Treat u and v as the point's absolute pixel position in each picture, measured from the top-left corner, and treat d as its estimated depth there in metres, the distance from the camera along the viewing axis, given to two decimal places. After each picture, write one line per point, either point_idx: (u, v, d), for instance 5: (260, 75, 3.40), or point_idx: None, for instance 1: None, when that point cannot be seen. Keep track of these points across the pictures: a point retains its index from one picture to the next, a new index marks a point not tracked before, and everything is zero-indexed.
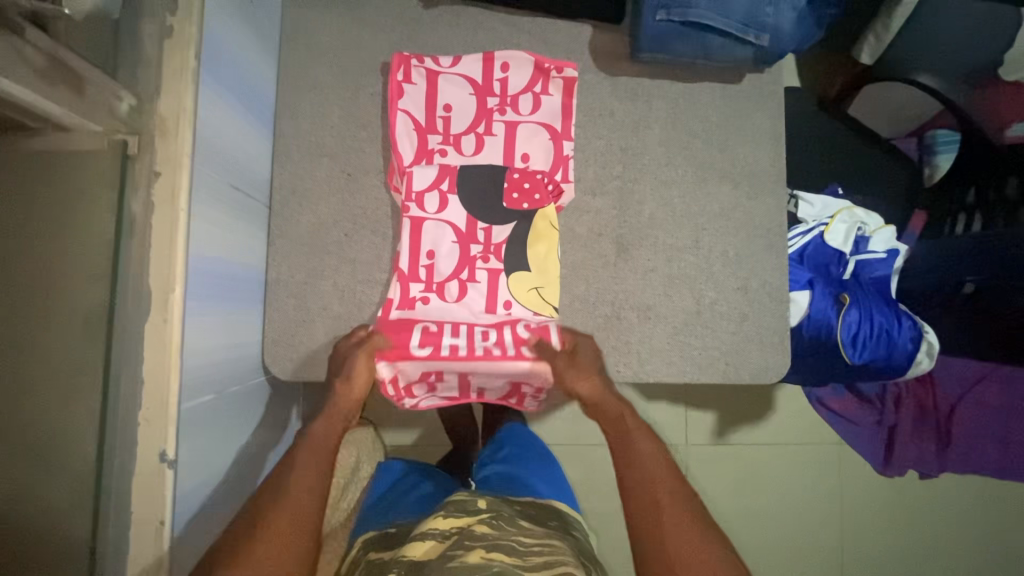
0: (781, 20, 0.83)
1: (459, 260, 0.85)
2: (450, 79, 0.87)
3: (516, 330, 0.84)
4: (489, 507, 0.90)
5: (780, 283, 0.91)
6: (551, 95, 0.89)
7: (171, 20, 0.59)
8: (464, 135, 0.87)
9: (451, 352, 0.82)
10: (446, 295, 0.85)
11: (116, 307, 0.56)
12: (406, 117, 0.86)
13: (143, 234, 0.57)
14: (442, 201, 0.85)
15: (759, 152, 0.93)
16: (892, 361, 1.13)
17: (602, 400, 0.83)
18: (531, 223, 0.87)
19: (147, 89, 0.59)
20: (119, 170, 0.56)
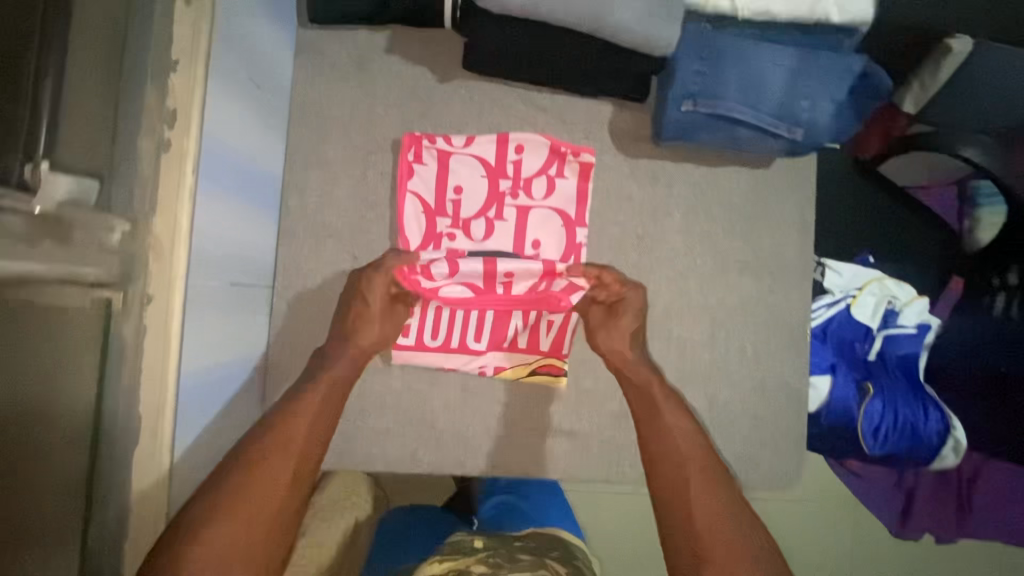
0: (817, 115, 0.77)
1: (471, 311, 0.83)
2: (462, 160, 0.84)
3: (541, 314, 0.84)
4: (485, 546, 0.84)
5: (799, 383, 0.87)
6: (566, 179, 0.86)
7: (169, 134, 0.57)
8: (476, 214, 0.84)
9: (461, 345, 0.84)
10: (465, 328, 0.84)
11: (100, 444, 0.54)
12: (415, 198, 0.84)
13: (133, 362, 0.55)
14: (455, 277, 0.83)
15: (785, 243, 0.88)
16: (916, 455, 1.07)
17: (631, 368, 0.80)
18: (552, 280, 0.82)
19: (140, 210, 0.56)
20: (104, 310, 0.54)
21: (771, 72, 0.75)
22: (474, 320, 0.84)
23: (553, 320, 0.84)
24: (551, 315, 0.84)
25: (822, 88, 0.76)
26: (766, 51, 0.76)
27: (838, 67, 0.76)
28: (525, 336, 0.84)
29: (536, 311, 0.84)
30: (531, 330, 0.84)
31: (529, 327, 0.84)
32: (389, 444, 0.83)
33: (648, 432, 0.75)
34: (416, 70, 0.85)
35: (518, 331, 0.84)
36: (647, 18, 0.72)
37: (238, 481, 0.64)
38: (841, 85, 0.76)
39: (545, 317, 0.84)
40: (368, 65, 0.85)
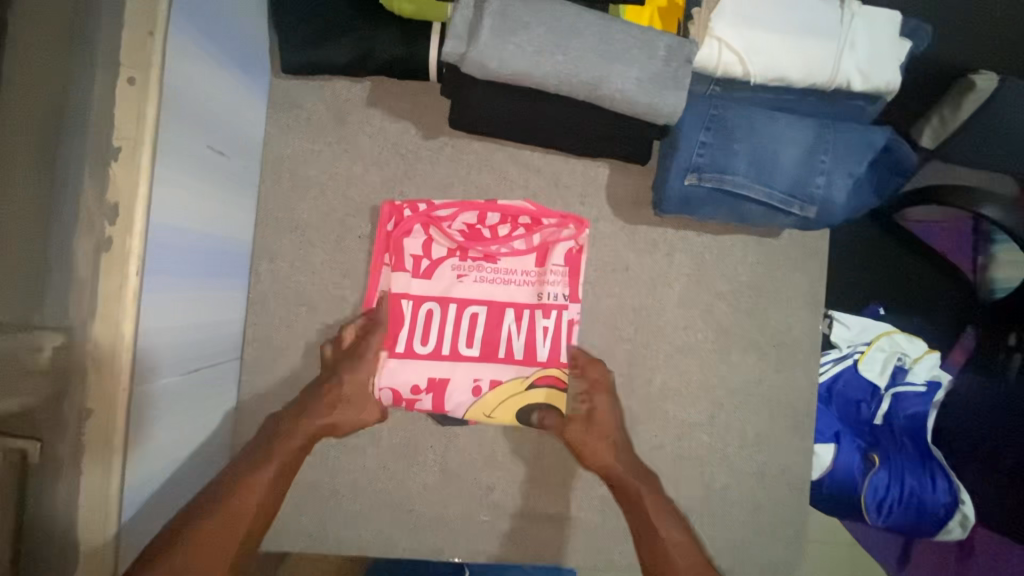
0: (833, 192, 0.70)
1: (462, 305, 0.80)
2: (446, 225, 0.80)
3: (536, 317, 0.80)
4: None
5: (802, 470, 0.82)
6: (554, 252, 0.80)
7: (110, 230, 0.51)
8: (471, 242, 0.80)
9: (453, 353, 0.79)
10: (456, 330, 0.79)
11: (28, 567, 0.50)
12: (397, 268, 0.79)
13: (72, 484, 0.51)
14: (446, 277, 0.80)
15: (793, 321, 0.82)
16: (921, 527, 1.02)
17: (616, 468, 0.71)
18: (541, 248, 0.81)
19: (77, 318, 0.50)
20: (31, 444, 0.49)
21: (785, 147, 0.69)
22: (465, 324, 0.79)
23: (547, 324, 0.80)
24: (544, 318, 0.80)
25: (839, 164, 0.70)
26: (779, 124, 0.70)
27: (858, 140, 0.70)
28: (520, 343, 0.79)
29: (528, 309, 0.80)
30: (526, 335, 0.80)
31: (525, 331, 0.80)
32: (363, 527, 0.78)
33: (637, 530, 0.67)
34: (399, 125, 0.79)
35: (513, 337, 0.80)
36: (647, 86, 0.65)
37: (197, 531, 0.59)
38: (859, 159, 0.70)
39: (538, 321, 0.80)
40: (346, 119, 0.79)
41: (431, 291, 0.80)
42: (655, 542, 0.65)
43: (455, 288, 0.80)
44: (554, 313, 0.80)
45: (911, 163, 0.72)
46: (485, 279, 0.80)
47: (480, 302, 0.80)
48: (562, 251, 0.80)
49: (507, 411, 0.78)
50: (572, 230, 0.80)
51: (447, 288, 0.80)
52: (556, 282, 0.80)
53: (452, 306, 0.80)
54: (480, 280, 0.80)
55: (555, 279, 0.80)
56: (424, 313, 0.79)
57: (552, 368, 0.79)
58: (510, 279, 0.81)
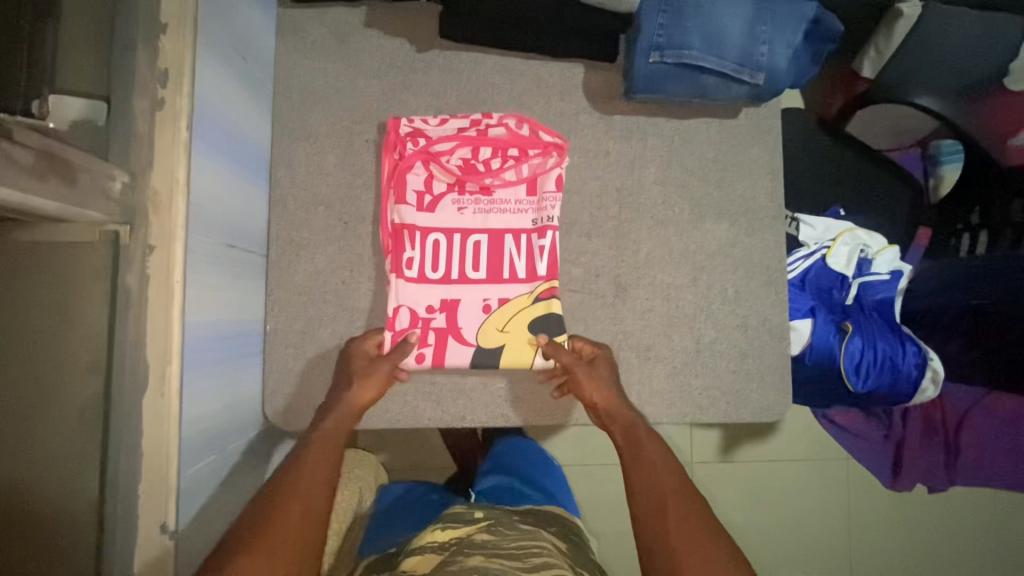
0: (775, 59, 0.82)
1: (464, 234, 0.88)
2: (440, 160, 0.88)
3: (531, 240, 0.88)
4: (487, 515, 0.83)
5: (778, 320, 0.91)
6: (542, 178, 0.89)
7: (162, 91, 0.60)
8: (467, 178, 0.88)
9: (461, 277, 0.87)
10: (462, 262, 0.87)
11: (113, 368, 0.55)
12: (401, 200, 0.87)
13: (140, 308, 0.57)
14: (448, 210, 0.88)
15: (757, 189, 0.92)
16: (897, 389, 1.11)
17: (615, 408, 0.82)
18: (530, 181, 0.89)
19: (138, 164, 0.58)
20: (113, 253, 0.56)
21: (731, 22, 0.80)
22: (469, 253, 0.87)
23: (543, 245, 0.88)
24: (540, 239, 0.88)
25: (779, 33, 0.80)
26: (725, 4, 0.80)
27: (793, 14, 0.81)
28: (521, 264, 0.88)
29: (524, 236, 0.88)
30: (522, 258, 0.88)
31: (524, 254, 0.88)
32: (391, 400, 0.85)
33: (632, 473, 0.74)
34: (394, 41, 0.89)
35: (515, 259, 0.88)
36: None
37: (255, 524, 0.61)
38: (796, 29, 0.81)
39: (535, 243, 0.88)
40: (347, 39, 0.89)
41: (434, 226, 0.87)
42: (651, 477, 0.72)
43: (454, 221, 0.88)
44: (549, 234, 0.88)
45: (839, 31, 0.83)
46: (482, 213, 0.88)
47: (476, 231, 0.88)
48: (551, 177, 0.89)
49: (518, 332, 0.86)
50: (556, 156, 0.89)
51: (450, 218, 0.88)
52: (545, 209, 0.88)
53: (453, 234, 0.88)
54: (478, 214, 0.88)
55: (543, 206, 0.89)
56: (428, 242, 0.87)
57: (542, 284, 0.87)
58: (505, 209, 0.89)
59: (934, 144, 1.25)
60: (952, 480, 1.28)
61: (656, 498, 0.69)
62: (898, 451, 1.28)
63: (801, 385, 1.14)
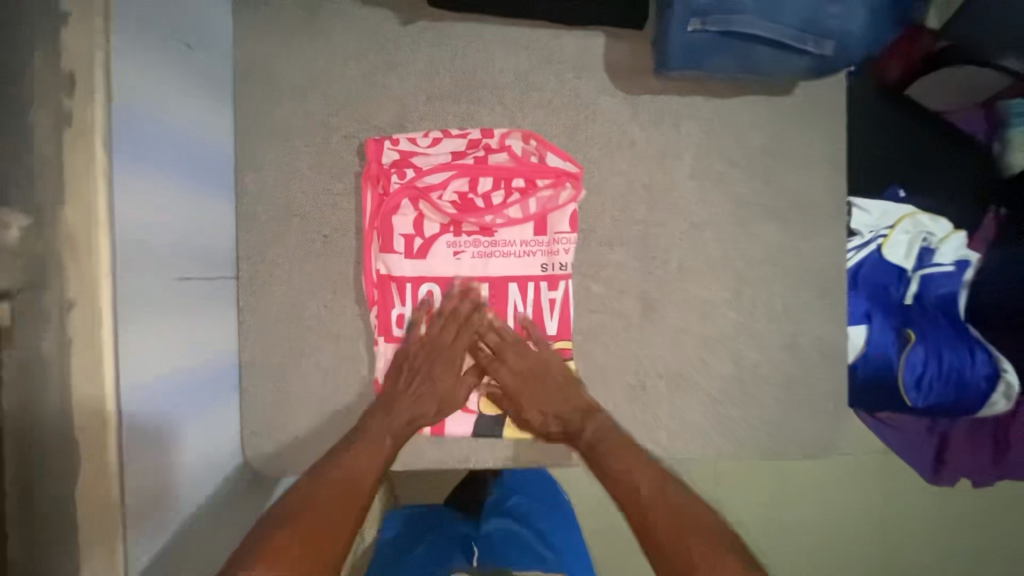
0: (850, 22, 0.65)
1: (461, 283, 0.75)
2: (431, 195, 0.75)
3: (540, 289, 0.76)
4: None
5: (835, 338, 0.78)
6: (552, 210, 0.75)
7: (69, 103, 0.47)
8: (464, 216, 0.75)
9: (459, 333, 0.76)
10: (459, 317, 0.76)
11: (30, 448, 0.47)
12: (387, 247, 0.74)
13: (64, 377, 0.47)
14: (442, 255, 0.75)
15: (814, 183, 0.77)
16: (964, 406, 0.96)
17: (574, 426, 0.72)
18: (540, 217, 0.75)
19: (44, 199, 0.46)
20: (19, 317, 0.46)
21: None
22: (467, 304, 0.76)
23: (554, 297, 0.76)
24: (550, 290, 0.76)
25: None
26: None
27: None
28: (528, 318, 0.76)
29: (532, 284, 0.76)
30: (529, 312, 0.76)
31: (531, 306, 0.76)
32: None
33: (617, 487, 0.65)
34: (374, 12, 0.74)
35: (520, 312, 0.76)
36: None
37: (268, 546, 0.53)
38: None
39: (544, 293, 0.76)
40: (318, 11, 0.73)
41: (425, 276, 0.75)
42: (639, 496, 0.63)
43: (449, 268, 0.75)
44: (561, 285, 0.76)
45: None
46: (483, 257, 0.76)
47: (475, 279, 0.76)
48: (564, 211, 0.75)
49: None
50: (569, 179, 0.75)
51: (446, 265, 0.75)
52: (557, 253, 0.76)
53: (448, 282, 0.76)
54: (478, 259, 0.76)
55: (555, 248, 0.76)
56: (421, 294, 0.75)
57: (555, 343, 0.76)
58: (509, 251, 0.76)
59: (1002, 106, 0.96)
60: None
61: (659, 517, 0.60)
62: None
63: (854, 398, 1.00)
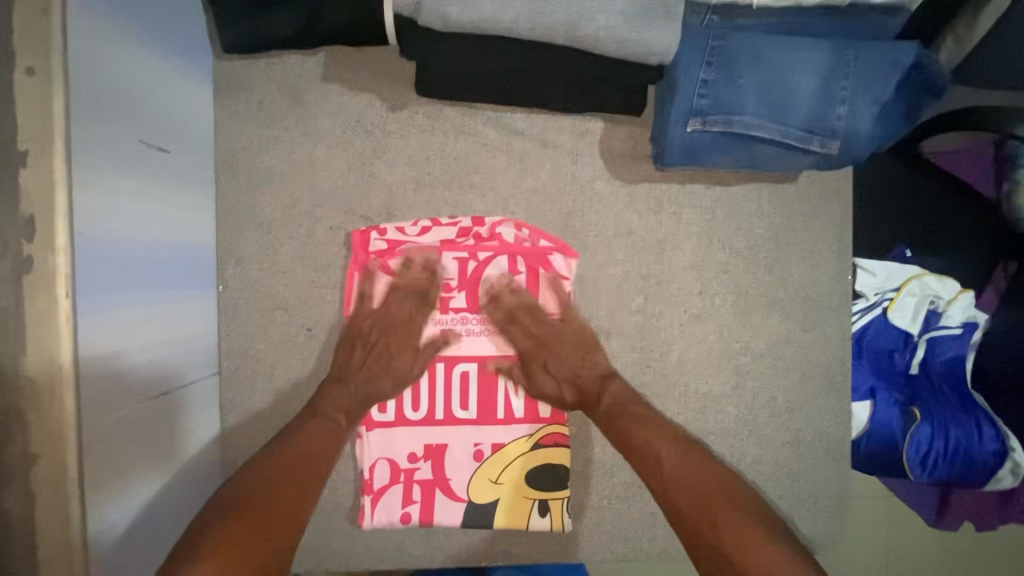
0: (858, 122, 0.62)
1: (448, 362, 0.73)
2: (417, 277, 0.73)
3: (534, 369, 0.73)
4: None
5: (839, 433, 0.75)
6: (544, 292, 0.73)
7: (30, 247, 0.44)
8: (454, 296, 0.74)
9: (447, 417, 0.72)
10: (448, 399, 0.73)
11: None
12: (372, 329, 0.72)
13: (25, 538, 0.45)
14: (430, 334, 0.73)
15: (818, 273, 0.74)
16: (971, 478, 0.92)
17: (586, 386, 0.69)
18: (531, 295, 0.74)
19: (4, 352, 0.44)
20: None
21: (798, 75, 0.60)
22: (457, 386, 0.73)
23: None
24: None
25: (862, 89, 0.61)
26: (789, 50, 0.60)
27: (882, 60, 0.61)
28: (520, 401, 0.73)
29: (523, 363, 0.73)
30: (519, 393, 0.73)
31: (523, 389, 0.73)
32: (373, 538, 0.72)
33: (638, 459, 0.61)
34: (361, 98, 0.71)
35: (511, 395, 0.73)
36: (637, 20, 0.57)
37: (224, 527, 0.49)
38: (887, 81, 0.61)
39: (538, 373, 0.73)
40: (302, 98, 0.71)
41: (406, 357, 0.72)
42: (668, 472, 0.58)
43: (436, 347, 0.73)
44: None
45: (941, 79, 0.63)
46: (472, 336, 0.73)
47: (462, 359, 0.73)
48: (557, 292, 0.73)
49: (515, 483, 0.72)
50: (562, 262, 0.73)
51: (432, 345, 0.73)
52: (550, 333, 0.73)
53: (435, 362, 0.73)
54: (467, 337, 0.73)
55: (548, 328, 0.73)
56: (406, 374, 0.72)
57: (546, 427, 0.72)
58: (499, 331, 0.73)
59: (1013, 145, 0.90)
60: None
61: (693, 501, 0.55)
62: None
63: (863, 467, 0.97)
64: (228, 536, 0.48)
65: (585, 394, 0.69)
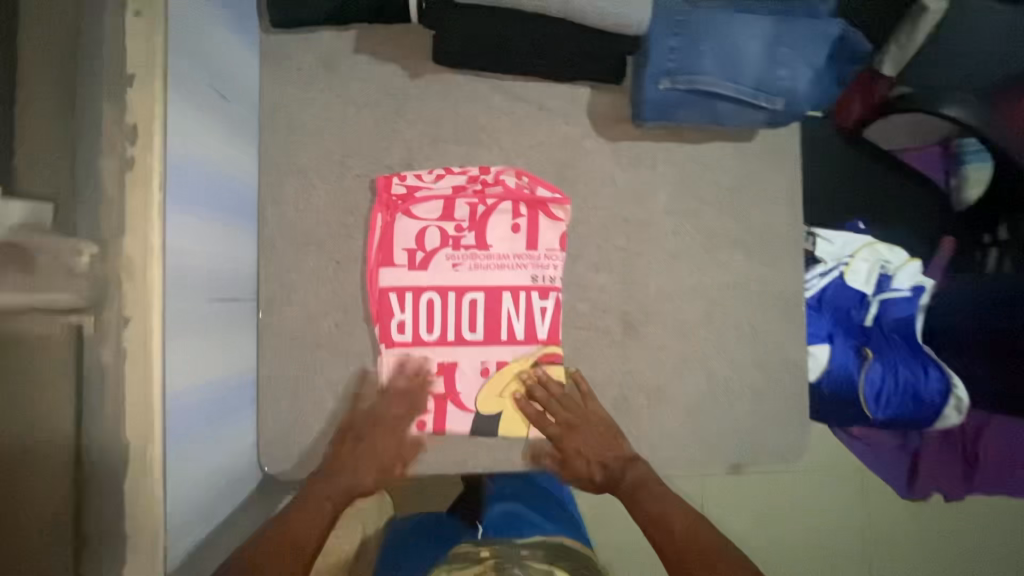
0: (796, 82, 0.76)
1: (459, 290, 0.83)
2: (432, 218, 0.84)
3: (532, 298, 0.84)
4: (495, 553, 0.80)
5: (797, 356, 0.87)
6: (542, 230, 0.85)
7: (132, 150, 0.55)
8: (464, 235, 0.84)
9: (457, 338, 0.83)
10: (458, 323, 0.83)
11: (91, 442, 0.54)
12: (392, 260, 0.83)
13: (117, 386, 0.54)
14: (442, 267, 0.83)
15: (774, 218, 0.87)
16: (920, 415, 1.06)
17: (612, 460, 0.81)
18: (531, 233, 0.84)
19: (108, 231, 0.54)
20: (83, 329, 0.54)
21: (745, 43, 0.74)
22: (466, 312, 0.83)
23: (545, 305, 0.84)
24: (542, 300, 0.84)
25: (799, 54, 0.75)
26: (738, 23, 0.74)
27: (814, 31, 0.75)
28: (521, 326, 0.84)
29: (523, 293, 0.84)
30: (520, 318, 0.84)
31: (523, 315, 0.84)
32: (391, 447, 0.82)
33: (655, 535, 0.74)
34: (385, 67, 0.84)
35: (513, 320, 0.83)
36: None
37: None
38: (818, 49, 0.75)
39: (535, 302, 0.84)
40: (336, 67, 0.83)
41: (421, 286, 0.83)
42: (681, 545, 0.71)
43: (447, 278, 0.83)
44: (552, 295, 0.84)
45: (864, 49, 0.77)
46: (479, 269, 0.84)
47: (470, 289, 0.83)
48: (552, 231, 0.85)
49: (518, 397, 0.83)
50: (556, 205, 0.85)
51: (443, 276, 0.83)
52: (546, 266, 0.84)
53: (446, 291, 0.83)
54: (474, 269, 0.84)
55: (545, 261, 0.84)
56: (421, 299, 0.83)
57: (542, 347, 0.84)
58: (503, 264, 0.84)
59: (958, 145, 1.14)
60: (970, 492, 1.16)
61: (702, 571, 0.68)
62: (914, 463, 1.16)
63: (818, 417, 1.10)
64: None
65: (612, 467, 0.81)
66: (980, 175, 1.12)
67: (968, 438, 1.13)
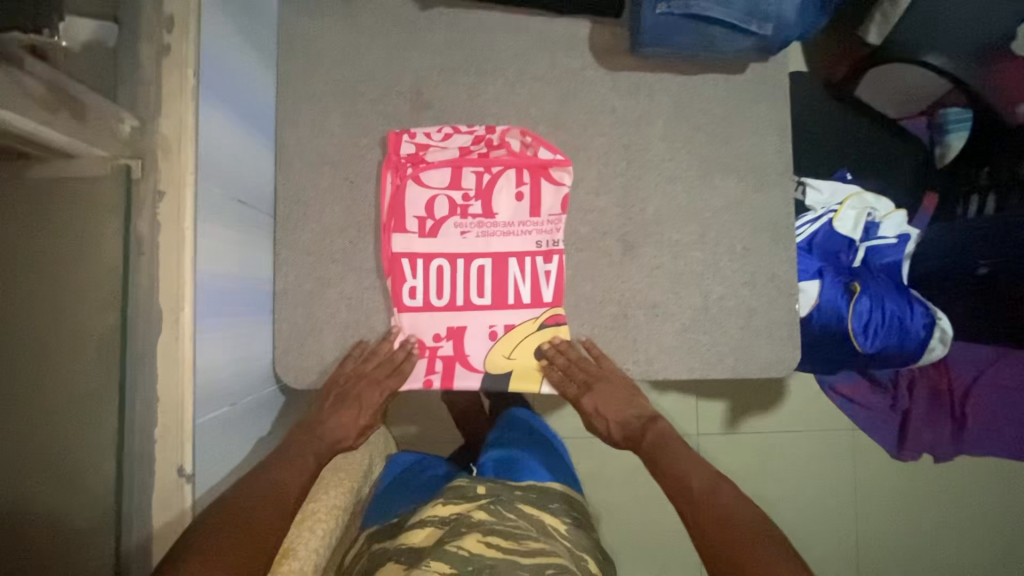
0: (784, 8, 0.81)
1: (467, 254, 0.88)
2: (440, 186, 0.88)
3: (537, 263, 0.88)
4: (488, 489, 0.85)
5: (787, 275, 0.91)
6: (546, 196, 0.89)
7: (168, 38, 0.60)
8: (472, 203, 0.88)
9: (465, 303, 0.87)
10: (467, 290, 0.87)
11: (129, 299, 0.59)
12: (404, 230, 0.87)
13: (151, 253, 0.59)
14: (451, 235, 0.88)
15: (764, 146, 0.92)
16: (906, 348, 1.14)
17: (627, 417, 0.91)
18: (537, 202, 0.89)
19: (147, 111, 0.59)
20: (124, 186, 0.59)
21: None
22: (474, 277, 0.87)
23: (549, 269, 0.88)
24: (545, 264, 0.88)
25: None
26: None
27: None
28: (526, 289, 0.88)
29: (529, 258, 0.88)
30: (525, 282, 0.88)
31: (529, 276, 0.88)
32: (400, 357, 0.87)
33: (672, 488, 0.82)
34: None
35: (519, 284, 0.88)
36: None
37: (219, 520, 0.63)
38: None
39: (540, 266, 0.88)
40: None
41: (433, 254, 0.87)
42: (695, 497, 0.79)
43: (455, 245, 0.88)
44: (554, 258, 0.88)
45: None
46: (488, 237, 0.88)
47: (478, 256, 0.88)
48: (556, 194, 0.89)
49: (526, 356, 0.88)
50: (559, 170, 0.89)
51: (451, 245, 0.88)
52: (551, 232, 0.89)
53: (455, 258, 0.88)
54: (482, 236, 0.88)
55: (549, 228, 0.89)
56: (432, 265, 0.87)
57: (548, 310, 0.88)
58: (510, 231, 0.88)
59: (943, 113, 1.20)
60: (958, 449, 1.28)
61: (714, 525, 0.75)
62: (904, 421, 1.27)
63: (807, 358, 1.15)
64: (217, 540, 0.60)
65: (630, 424, 0.91)
66: (957, 143, 1.18)
67: (956, 398, 1.24)
